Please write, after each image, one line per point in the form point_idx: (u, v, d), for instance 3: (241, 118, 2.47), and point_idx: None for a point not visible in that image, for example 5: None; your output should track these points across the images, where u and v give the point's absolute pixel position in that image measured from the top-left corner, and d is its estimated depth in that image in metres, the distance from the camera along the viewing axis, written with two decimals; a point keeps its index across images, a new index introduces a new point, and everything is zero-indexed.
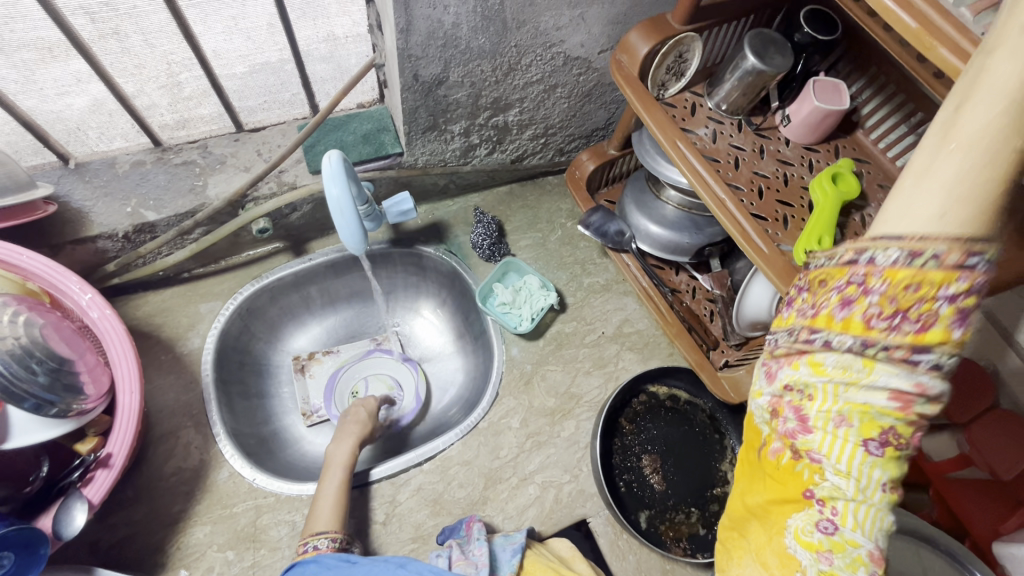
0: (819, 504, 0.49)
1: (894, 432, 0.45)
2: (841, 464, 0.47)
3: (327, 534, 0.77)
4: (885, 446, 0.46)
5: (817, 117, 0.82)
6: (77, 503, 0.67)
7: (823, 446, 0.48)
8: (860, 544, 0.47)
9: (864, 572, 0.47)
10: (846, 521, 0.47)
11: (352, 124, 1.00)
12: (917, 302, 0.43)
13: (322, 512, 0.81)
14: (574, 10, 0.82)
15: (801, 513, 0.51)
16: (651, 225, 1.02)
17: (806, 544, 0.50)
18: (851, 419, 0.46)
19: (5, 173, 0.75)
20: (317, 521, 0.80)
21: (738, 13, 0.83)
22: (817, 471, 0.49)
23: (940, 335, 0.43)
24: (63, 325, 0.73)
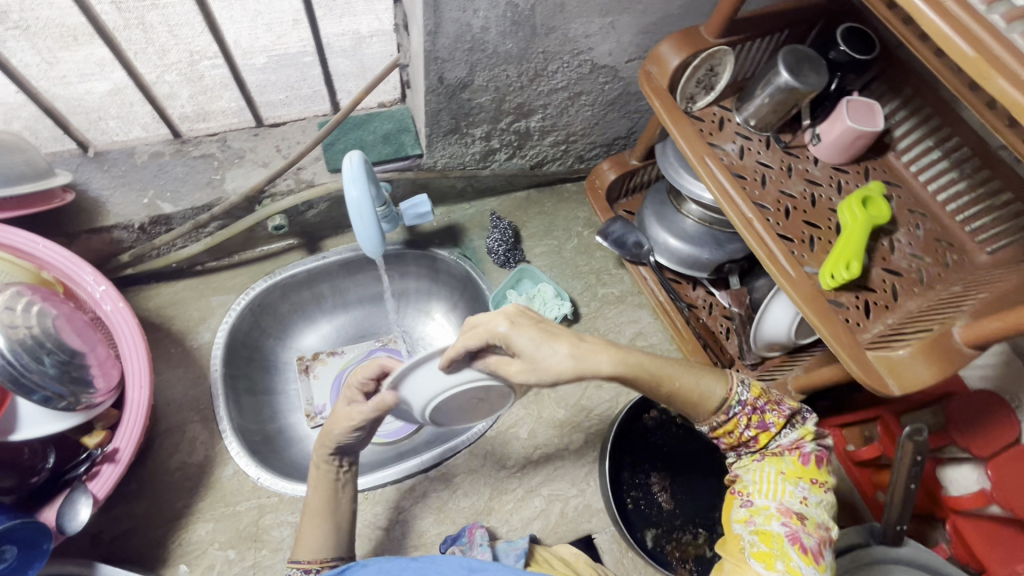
0: (739, 493, 0.67)
1: (770, 452, 0.67)
2: (750, 475, 0.66)
3: (302, 566, 0.68)
4: (768, 453, 0.67)
5: (849, 137, 0.80)
6: (83, 497, 0.67)
7: (741, 470, 0.69)
8: (770, 504, 0.63)
9: (780, 523, 0.60)
10: (756, 493, 0.64)
11: (373, 123, 0.99)
12: (735, 435, 0.68)
13: (310, 535, 0.71)
14: (605, 18, 0.81)
15: (732, 507, 0.66)
16: (671, 238, 1.01)
17: (739, 519, 0.64)
18: (759, 466, 0.66)
19: (24, 160, 0.74)
20: (303, 546, 0.71)
21: (771, 28, 0.82)
22: (742, 492, 0.66)
23: (774, 421, 0.67)
24: (75, 316, 0.72)
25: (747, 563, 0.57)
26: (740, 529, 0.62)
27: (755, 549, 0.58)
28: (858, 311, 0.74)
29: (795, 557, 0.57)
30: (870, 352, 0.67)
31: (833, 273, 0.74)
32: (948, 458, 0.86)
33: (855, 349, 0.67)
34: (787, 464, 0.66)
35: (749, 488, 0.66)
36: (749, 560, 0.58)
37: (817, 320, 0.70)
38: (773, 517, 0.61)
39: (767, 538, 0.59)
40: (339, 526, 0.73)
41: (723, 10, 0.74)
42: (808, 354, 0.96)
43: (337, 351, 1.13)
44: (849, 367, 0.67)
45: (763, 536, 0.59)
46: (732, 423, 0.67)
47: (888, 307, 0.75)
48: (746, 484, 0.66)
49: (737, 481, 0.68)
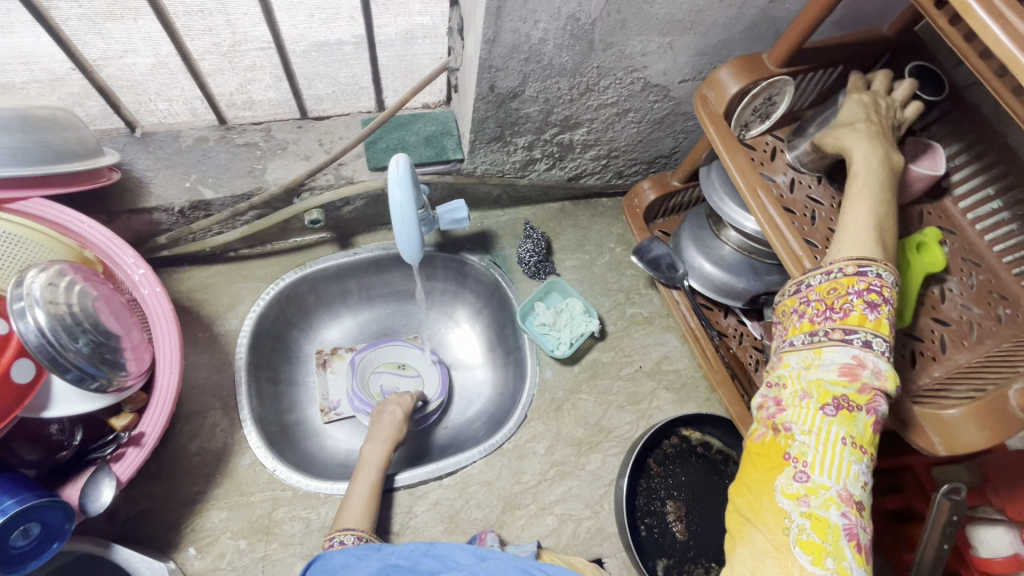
0: (794, 459, 0.58)
1: (849, 402, 0.58)
2: (806, 424, 0.58)
3: (356, 532, 0.77)
4: (839, 409, 0.58)
5: (906, 179, 0.77)
6: (106, 478, 0.67)
7: (798, 423, 0.59)
8: (830, 486, 0.55)
9: (836, 508, 0.54)
10: (815, 468, 0.56)
11: (416, 124, 0.99)
12: (835, 295, 0.62)
13: (354, 511, 0.81)
14: (665, 38, 0.79)
15: (780, 473, 0.58)
16: (707, 264, 0.99)
17: (788, 494, 0.57)
18: (811, 383, 0.60)
19: (77, 138, 0.74)
20: (348, 517, 0.80)
21: (834, 61, 0.80)
22: (791, 437, 0.59)
23: (859, 317, 0.60)
24: (114, 298, 0.72)
25: (792, 554, 0.53)
26: (787, 505, 0.56)
27: (803, 538, 0.53)
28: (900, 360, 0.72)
29: (847, 554, 0.53)
30: (915, 406, 0.65)
31: None
32: (980, 518, 0.81)
33: (900, 400, 0.66)
34: (857, 428, 0.57)
35: (811, 458, 0.57)
36: (794, 549, 0.53)
37: None
38: (832, 503, 0.55)
39: (821, 527, 0.54)
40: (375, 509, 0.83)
41: (788, 39, 0.72)
42: None
43: (356, 347, 1.13)
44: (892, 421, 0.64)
45: (818, 524, 0.53)
46: (851, 278, 0.60)
47: (936, 358, 0.73)
48: (803, 449, 0.58)
49: (792, 436, 0.59)
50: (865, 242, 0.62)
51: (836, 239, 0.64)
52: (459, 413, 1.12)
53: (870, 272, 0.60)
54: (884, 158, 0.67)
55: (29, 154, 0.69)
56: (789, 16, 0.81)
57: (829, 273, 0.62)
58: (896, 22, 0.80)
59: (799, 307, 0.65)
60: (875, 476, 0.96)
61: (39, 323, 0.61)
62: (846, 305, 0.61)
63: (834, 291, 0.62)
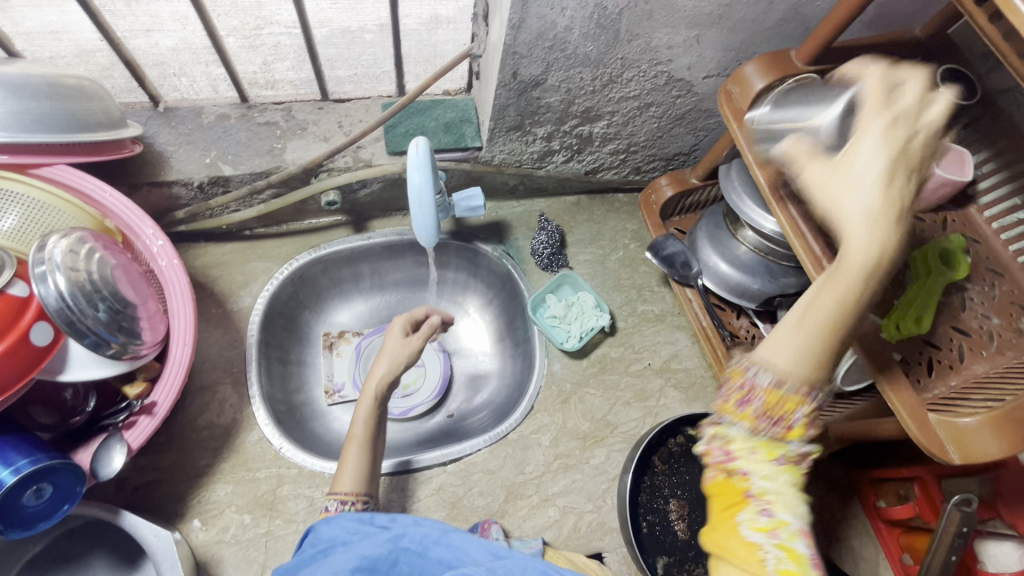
0: (756, 500, 0.48)
1: (794, 475, 0.55)
2: (763, 471, 0.48)
3: (341, 497, 0.74)
4: (786, 458, 0.49)
5: (931, 185, 0.76)
6: (117, 445, 0.68)
7: (753, 468, 0.49)
8: (792, 523, 0.47)
9: (803, 545, 0.46)
10: (780, 505, 0.47)
11: (436, 110, 0.99)
12: (776, 395, 0.61)
13: (350, 469, 0.76)
14: (691, 31, 0.78)
15: (742, 514, 0.48)
16: (722, 263, 0.98)
17: (759, 530, 0.47)
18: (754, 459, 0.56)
19: (102, 109, 0.75)
20: (344, 476, 0.75)
21: (862, 61, 0.79)
22: (747, 480, 0.49)
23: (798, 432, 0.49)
24: (132, 268, 0.73)
25: None
26: (759, 540, 0.47)
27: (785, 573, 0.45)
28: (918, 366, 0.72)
29: None
30: (932, 414, 0.64)
31: (898, 324, 0.72)
32: (988, 532, 0.81)
33: (918, 407, 0.64)
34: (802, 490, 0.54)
35: (773, 494, 0.48)
36: None
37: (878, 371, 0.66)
38: (796, 539, 0.47)
39: (796, 559, 0.46)
40: (375, 464, 0.78)
41: (817, 38, 0.71)
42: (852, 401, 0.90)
43: (364, 332, 1.13)
44: (907, 426, 0.63)
45: (797, 559, 0.46)
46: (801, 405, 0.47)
47: (953, 367, 0.72)
48: (757, 498, 0.50)
49: (743, 498, 0.54)
50: (799, 353, 0.47)
51: (766, 349, 0.49)
52: (465, 401, 1.12)
53: (816, 399, 0.48)
54: (889, 189, 0.48)
55: (57, 121, 0.69)
56: (820, 13, 0.79)
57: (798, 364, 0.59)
58: (929, 23, 0.79)
59: (735, 393, 0.51)
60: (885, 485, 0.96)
61: (59, 288, 0.62)
62: (791, 421, 0.48)
63: (778, 406, 0.48)
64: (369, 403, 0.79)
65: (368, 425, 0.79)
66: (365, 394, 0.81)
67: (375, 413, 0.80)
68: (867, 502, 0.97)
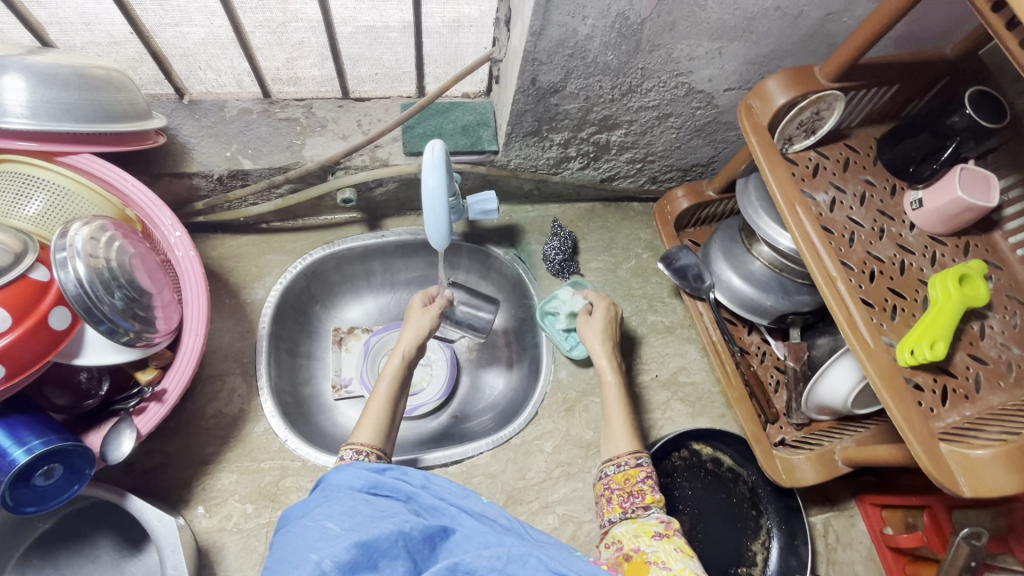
0: None
1: (665, 531, 0.70)
2: None
3: (357, 447, 0.74)
4: None
5: (953, 209, 0.75)
6: (127, 430, 0.69)
7: None
8: None
9: None
10: None
11: (455, 113, 0.99)
12: (629, 482, 0.78)
13: (370, 424, 0.78)
14: (714, 43, 0.77)
15: None
16: (735, 277, 0.96)
17: None
18: (636, 529, 0.72)
19: (128, 100, 0.77)
20: (363, 429, 0.77)
21: (888, 79, 0.77)
22: None
23: None
24: (149, 257, 0.75)
25: None
26: None
27: None
28: (933, 395, 0.68)
29: None
30: (943, 442, 0.63)
31: (913, 348, 0.68)
32: (998, 566, 0.81)
33: (928, 434, 0.63)
34: (678, 542, 0.69)
35: (664, 556, 0.67)
36: None
37: (889, 397, 0.66)
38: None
39: None
40: (391, 425, 0.80)
41: (841, 55, 0.70)
42: (862, 425, 0.89)
43: (373, 329, 1.14)
44: (916, 453, 0.63)
45: None
46: None
47: (968, 397, 0.69)
48: (656, 554, 0.67)
49: (643, 553, 0.68)
50: None
51: None
52: (471, 402, 1.13)
53: None
54: None
55: (84, 111, 0.71)
56: (847, 29, 0.78)
57: (619, 465, 0.80)
58: (960, 43, 0.77)
59: None
60: (892, 514, 0.95)
61: (78, 274, 0.64)
62: None
63: None
64: (398, 365, 0.86)
65: (395, 383, 0.83)
66: (394, 358, 0.87)
67: (402, 375, 0.85)
68: (873, 530, 0.95)
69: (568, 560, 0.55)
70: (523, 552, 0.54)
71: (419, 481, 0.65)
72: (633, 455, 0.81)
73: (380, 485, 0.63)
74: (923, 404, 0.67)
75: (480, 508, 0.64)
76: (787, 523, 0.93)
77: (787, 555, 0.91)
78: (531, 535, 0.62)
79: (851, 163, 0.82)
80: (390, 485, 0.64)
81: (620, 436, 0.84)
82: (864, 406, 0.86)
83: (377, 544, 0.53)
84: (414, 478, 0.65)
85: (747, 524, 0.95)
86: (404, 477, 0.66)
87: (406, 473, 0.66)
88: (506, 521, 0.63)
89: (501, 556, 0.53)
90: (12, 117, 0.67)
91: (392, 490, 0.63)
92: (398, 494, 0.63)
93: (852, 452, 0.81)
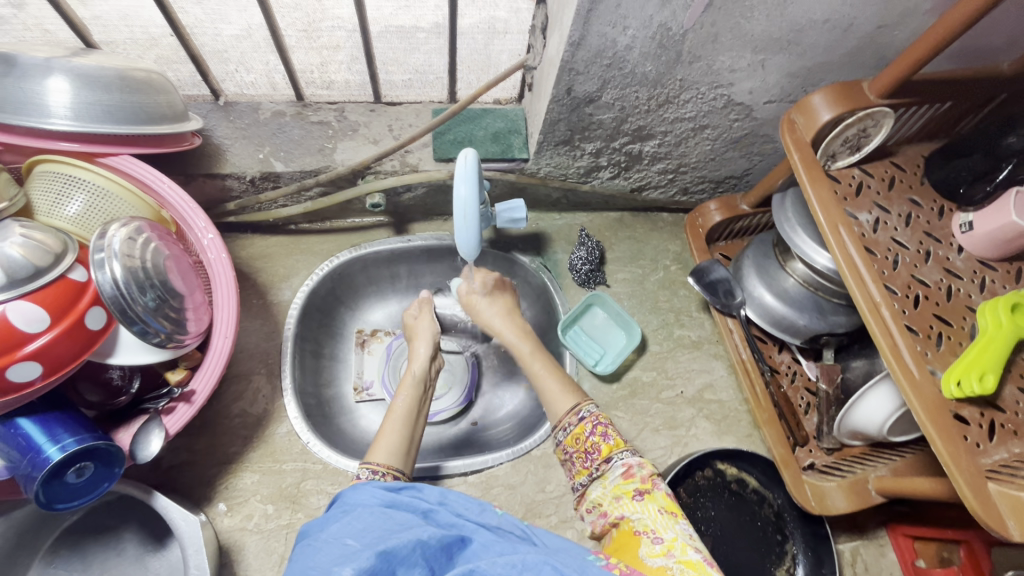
0: None
1: (643, 488, 0.69)
2: None
3: (373, 467, 0.71)
4: None
5: (1006, 234, 0.71)
6: (156, 429, 0.70)
7: None
8: None
9: None
10: None
11: (486, 119, 0.98)
12: (580, 441, 0.77)
13: (388, 444, 0.75)
14: (757, 55, 0.75)
15: None
16: (768, 295, 0.93)
17: None
18: (614, 490, 0.70)
19: (167, 102, 0.78)
20: (379, 448, 0.74)
21: (940, 96, 0.74)
22: None
23: None
24: (183, 259, 0.76)
25: None
26: None
27: None
28: (980, 429, 0.64)
29: None
30: (992, 483, 0.60)
31: (959, 379, 0.64)
32: None
33: (976, 473, 0.60)
34: (659, 500, 0.67)
35: (652, 525, 0.64)
36: None
37: (935, 433, 0.62)
38: (687, 546, 0.60)
39: None
40: (410, 445, 0.77)
41: (893, 71, 0.67)
42: (896, 453, 0.87)
43: (396, 332, 1.14)
44: (963, 493, 0.60)
45: None
46: None
47: (1017, 433, 0.65)
48: (643, 521, 0.65)
49: (629, 522, 0.66)
50: None
51: None
52: (490, 410, 1.12)
53: None
54: None
55: (124, 113, 0.72)
56: (898, 43, 0.75)
57: (565, 429, 0.79)
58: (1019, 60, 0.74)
59: None
60: (925, 549, 0.92)
61: (115, 275, 0.65)
62: None
63: None
64: (414, 385, 0.84)
65: (410, 404, 0.81)
66: (408, 378, 0.85)
67: (418, 395, 0.83)
68: (904, 561, 0.92)
69: (583, 565, 0.54)
70: (538, 560, 0.52)
71: (436, 497, 0.64)
72: (572, 412, 0.79)
73: (398, 501, 0.61)
74: (969, 439, 0.63)
75: (496, 522, 0.62)
76: (813, 551, 0.90)
77: None
78: (548, 542, 0.60)
79: (897, 181, 0.79)
80: (407, 501, 0.62)
81: (556, 400, 0.82)
82: (903, 433, 0.82)
83: (396, 553, 0.51)
84: (430, 495, 0.64)
85: (771, 549, 0.93)
86: (420, 495, 0.64)
87: (422, 492, 0.64)
88: (521, 531, 0.61)
89: (516, 562, 0.52)
90: (56, 118, 0.68)
91: (411, 506, 0.61)
92: (417, 509, 0.61)
93: (891, 482, 0.79)
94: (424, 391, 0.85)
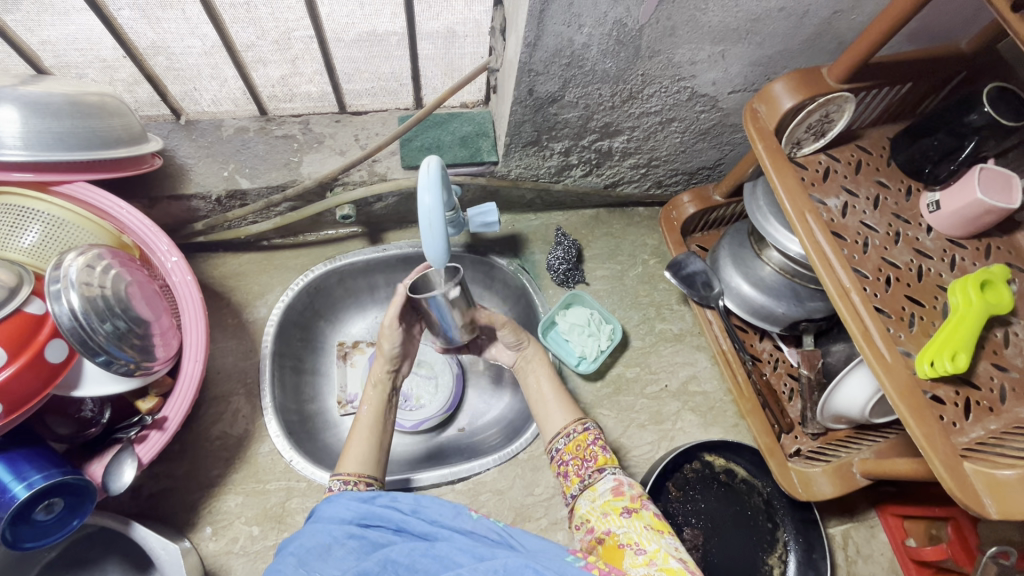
0: None
1: (631, 506, 0.68)
2: None
3: (343, 477, 0.72)
4: None
5: (973, 211, 0.71)
6: (129, 459, 0.69)
7: None
8: None
9: None
10: None
11: (453, 124, 0.98)
12: (581, 449, 0.78)
13: (357, 453, 0.76)
14: (716, 46, 0.75)
15: None
16: (745, 284, 0.93)
17: None
18: (603, 505, 0.70)
19: (123, 125, 0.76)
20: (349, 457, 0.75)
21: (900, 78, 0.74)
22: None
23: None
24: (147, 285, 0.75)
25: None
26: None
27: None
28: (956, 407, 0.64)
29: None
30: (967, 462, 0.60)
31: (932, 360, 0.64)
32: None
33: (952, 453, 0.60)
34: (647, 518, 0.67)
35: (637, 537, 0.65)
36: None
37: (910, 416, 0.62)
38: (669, 555, 0.61)
39: None
40: (380, 452, 0.78)
41: (850, 56, 0.67)
42: (880, 434, 0.86)
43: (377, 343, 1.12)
44: (941, 475, 0.59)
45: None
46: None
47: (992, 409, 0.65)
48: (629, 535, 0.65)
49: (615, 536, 0.66)
50: None
51: None
52: (477, 416, 1.11)
53: None
54: None
55: (77, 139, 0.70)
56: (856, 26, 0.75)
57: (568, 436, 0.79)
58: (975, 37, 0.74)
59: None
60: (914, 524, 0.92)
61: (73, 306, 0.64)
62: None
63: None
64: (375, 393, 0.84)
65: (375, 410, 0.82)
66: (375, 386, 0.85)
67: (382, 403, 0.83)
68: (894, 539, 0.93)
69: (562, 565, 0.53)
70: (518, 564, 0.52)
71: (409, 506, 0.62)
72: (579, 422, 0.81)
73: (373, 514, 0.61)
74: (946, 419, 0.64)
75: (471, 526, 0.61)
76: (803, 536, 0.90)
77: (806, 570, 0.88)
78: (525, 545, 0.59)
79: (864, 164, 0.79)
80: (379, 512, 0.61)
81: (559, 412, 0.84)
82: (882, 414, 0.82)
83: (368, 570, 0.53)
84: (403, 503, 0.62)
85: (763, 538, 0.93)
86: (393, 503, 0.62)
87: (396, 499, 0.63)
88: (496, 536, 0.60)
89: (497, 568, 0.52)
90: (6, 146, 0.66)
91: (383, 518, 0.60)
92: (388, 523, 0.60)
93: (873, 464, 0.78)
94: (390, 402, 0.85)
